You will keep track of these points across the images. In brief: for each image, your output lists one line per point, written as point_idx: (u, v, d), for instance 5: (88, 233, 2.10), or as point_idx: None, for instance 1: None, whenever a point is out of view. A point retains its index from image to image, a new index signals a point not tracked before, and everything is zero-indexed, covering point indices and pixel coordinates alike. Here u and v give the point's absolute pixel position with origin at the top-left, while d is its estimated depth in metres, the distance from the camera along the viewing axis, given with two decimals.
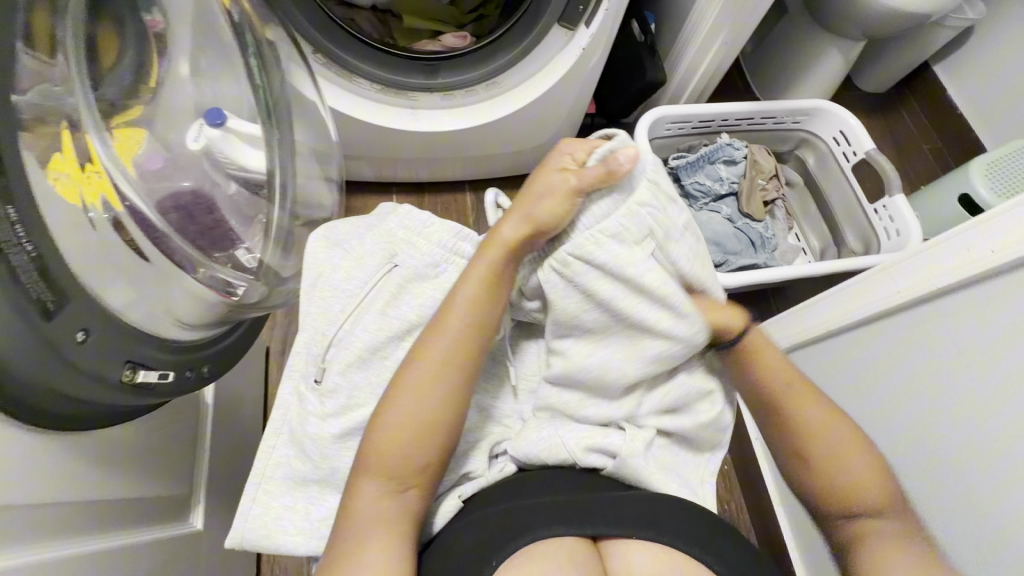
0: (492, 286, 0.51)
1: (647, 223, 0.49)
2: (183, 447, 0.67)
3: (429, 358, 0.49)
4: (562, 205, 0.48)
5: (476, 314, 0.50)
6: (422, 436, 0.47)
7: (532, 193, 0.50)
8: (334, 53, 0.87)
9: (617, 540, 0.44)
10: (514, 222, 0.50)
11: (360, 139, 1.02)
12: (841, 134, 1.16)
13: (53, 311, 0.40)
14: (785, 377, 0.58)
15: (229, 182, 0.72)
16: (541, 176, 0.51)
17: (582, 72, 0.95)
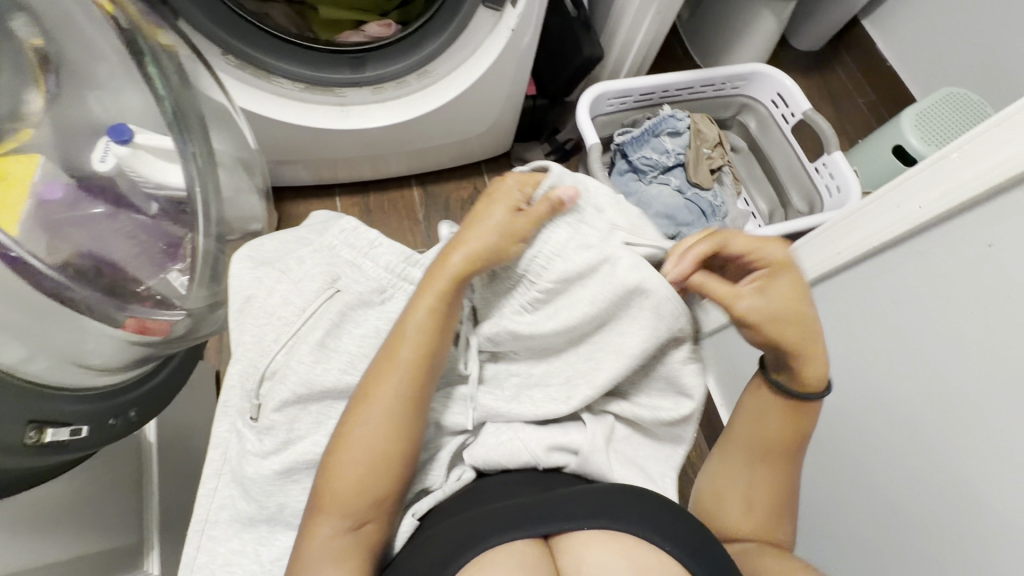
0: (440, 316, 0.49)
1: (606, 230, 0.51)
2: (125, 494, 0.63)
3: (379, 394, 0.47)
4: (510, 240, 0.49)
5: (425, 348, 0.48)
6: (378, 472, 0.46)
7: (478, 226, 0.50)
8: (245, 52, 0.81)
9: (567, 535, 0.42)
10: (461, 252, 0.49)
11: (289, 142, 0.96)
12: (778, 97, 1.18)
13: None
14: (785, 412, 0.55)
15: (149, 203, 0.68)
16: (485, 209, 0.50)
17: (514, 55, 0.91)
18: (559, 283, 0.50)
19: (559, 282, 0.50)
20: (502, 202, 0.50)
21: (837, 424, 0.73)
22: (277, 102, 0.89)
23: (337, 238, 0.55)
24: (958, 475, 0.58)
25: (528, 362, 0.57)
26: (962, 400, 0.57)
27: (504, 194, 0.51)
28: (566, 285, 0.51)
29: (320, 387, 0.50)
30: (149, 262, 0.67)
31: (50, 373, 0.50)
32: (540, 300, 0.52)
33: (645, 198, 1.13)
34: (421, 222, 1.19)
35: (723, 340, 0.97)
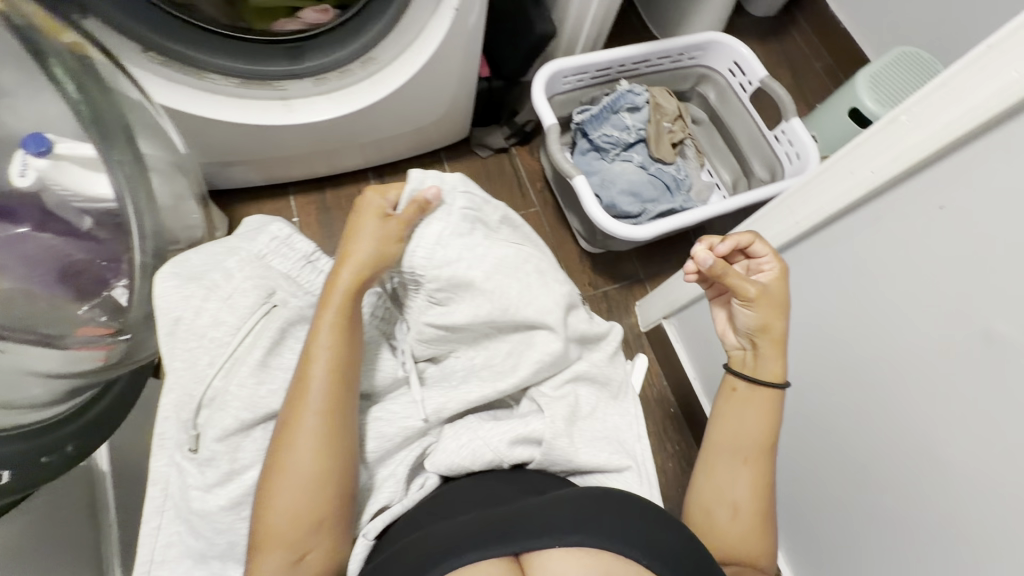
0: (346, 326, 0.50)
1: (461, 222, 0.55)
2: (74, 533, 0.59)
3: (299, 416, 0.46)
4: (392, 243, 0.52)
5: (336, 359, 0.48)
6: (316, 493, 0.45)
7: (355, 238, 0.53)
8: (167, 47, 0.74)
9: (543, 552, 0.39)
10: (350, 266, 0.52)
11: (229, 141, 0.90)
12: (735, 65, 1.17)
13: None
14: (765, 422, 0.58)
15: (82, 217, 0.65)
16: (357, 223, 0.53)
17: (461, 36, 0.86)
18: (450, 277, 0.53)
19: (448, 275, 0.53)
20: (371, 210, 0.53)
21: (805, 392, 0.74)
22: (211, 99, 0.83)
23: (267, 245, 0.55)
24: (925, 433, 0.60)
25: (467, 351, 0.59)
26: (921, 361, 0.58)
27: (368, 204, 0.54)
28: (457, 275, 0.53)
29: (267, 409, 0.48)
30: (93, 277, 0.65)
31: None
32: (439, 296, 0.54)
33: (609, 177, 1.12)
34: None
35: (691, 315, 0.97)
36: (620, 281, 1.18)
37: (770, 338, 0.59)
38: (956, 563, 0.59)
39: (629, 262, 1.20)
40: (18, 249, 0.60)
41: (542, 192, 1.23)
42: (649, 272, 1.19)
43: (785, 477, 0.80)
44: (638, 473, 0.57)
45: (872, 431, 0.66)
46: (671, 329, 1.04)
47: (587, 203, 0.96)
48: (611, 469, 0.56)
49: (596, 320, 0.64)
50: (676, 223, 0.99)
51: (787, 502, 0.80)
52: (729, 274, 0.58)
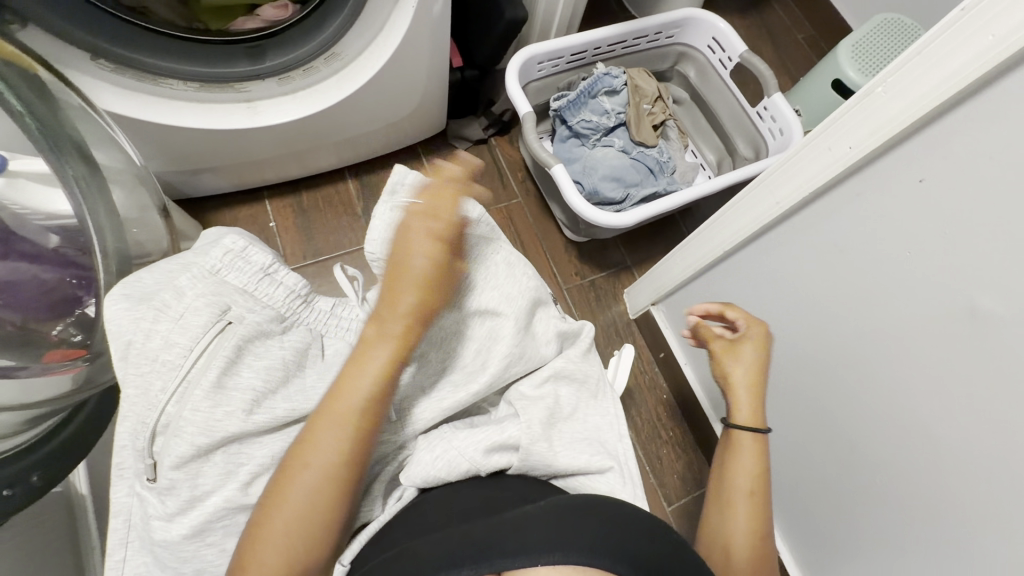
0: (381, 381, 0.47)
1: (440, 211, 0.64)
2: (55, 560, 0.58)
3: (321, 446, 0.45)
4: (443, 288, 0.49)
5: (364, 413, 0.47)
6: (308, 535, 0.44)
7: (408, 275, 0.48)
8: (117, 53, 0.71)
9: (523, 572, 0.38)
10: (410, 304, 0.48)
11: (195, 148, 0.88)
12: (714, 42, 1.14)
13: None
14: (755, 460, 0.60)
15: (47, 235, 0.63)
16: (411, 251, 0.48)
17: (425, 26, 0.83)
18: None
19: None
20: (436, 246, 0.48)
21: (793, 376, 0.73)
22: (170, 106, 0.80)
23: (220, 260, 0.54)
24: (914, 412, 0.59)
25: None
26: (906, 336, 0.57)
27: (432, 225, 0.49)
28: None
29: (224, 434, 0.47)
30: (66, 296, 0.65)
31: None
32: None
33: (591, 164, 1.09)
34: (362, 216, 1.13)
35: (678, 302, 0.96)
36: (607, 269, 1.16)
37: (734, 391, 0.63)
38: (946, 535, 0.59)
39: (616, 249, 1.18)
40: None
41: (524, 182, 1.21)
42: (636, 259, 1.18)
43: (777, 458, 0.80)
44: (620, 474, 0.56)
45: (865, 415, 0.65)
46: (659, 315, 1.02)
47: (567, 192, 0.94)
48: (592, 470, 0.56)
49: (568, 319, 0.65)
50: (660, 207, 0.97)
51: (783, 487, 0.80)
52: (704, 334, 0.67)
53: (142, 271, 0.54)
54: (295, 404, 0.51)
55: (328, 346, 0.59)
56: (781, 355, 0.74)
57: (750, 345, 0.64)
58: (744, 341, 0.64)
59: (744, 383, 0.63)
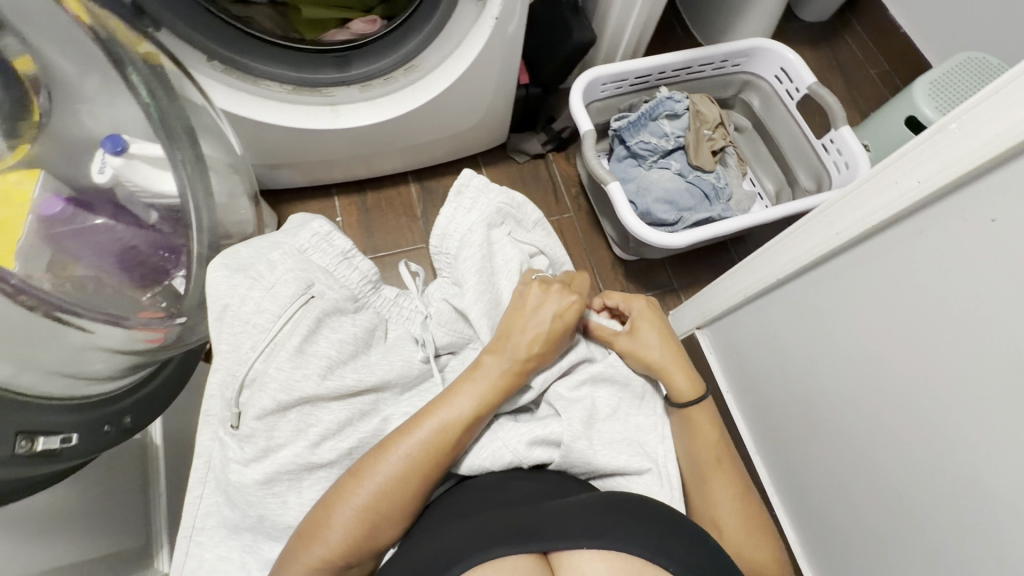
0: (483, 402, 0.54)
1: (495, 209, 0.70)
2: (133, 496, 0.64)
3: (411, 442, 0.50)
4: (553, 346, 0.59)
5: (462, 424, 0.52)
6: (374, 517, 0.48)
7: (532, 323, 0.59)
8: (229, 57, 0.80)
9: (565, 553, 0.40)
10: (520, 347, 0.57)
11: (282, 144, 0.96)
12: (782, 72, 1.14)
13: None
14: (711, 421, 0.60)
15: (149, 211, 0.73)
16: (539, 307, 0.60)
17: (501, 43, 0.89)
18: (479, 263, 0.66)
19: (476, 262, 0.65)
20: (559, 314, 0.60)
21: (842, 412, 0.71)
22: (265, 105, 0.89)
23: (308, 241, 0.60)
24: (973, 460, 0.56)
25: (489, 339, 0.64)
26: (968, 377, 0.55)
27: (566, 292, 0.62)
28: (482, 257, 0.66)
29: (300, 394, 0.51)
30: (159, 265, 0.73)
31: (68, 386, 0.54)
32: (459, 282, 0.65)
33: (646, 184, 1.11)
34: (420, 218, 1.19)
35: (724, 327, 0.94)
36: (653, 289, 1.17)
37: (657, 369, 0.63)
38: None
39: (663, 270, 1.19)
40: (93, 237, 0.68)
41: (577, 198, 1.24)
42: (683, 282, 1.19)
43: (821, 492, 0.77)
44: (658, 475, 0.57)
45: (918, 462, 0.62)
46: (704, 339, 1.00)
47: (620, 209, 0.96)
48: (630, 470, 0.57)
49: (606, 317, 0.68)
50: (711, 232, 0.97)
51: (823, 524, 0.78)
52: (598, 327, 0.66)
53: (238, 245, 0.61)
54: (361, 376, 0.55)
55: (391, 330, 0.64)
56: (830, 390, 0.72)
57: (646, 313, 0.67)
58: (637, 310, 0.67)
59: (663, 357, 0.63)
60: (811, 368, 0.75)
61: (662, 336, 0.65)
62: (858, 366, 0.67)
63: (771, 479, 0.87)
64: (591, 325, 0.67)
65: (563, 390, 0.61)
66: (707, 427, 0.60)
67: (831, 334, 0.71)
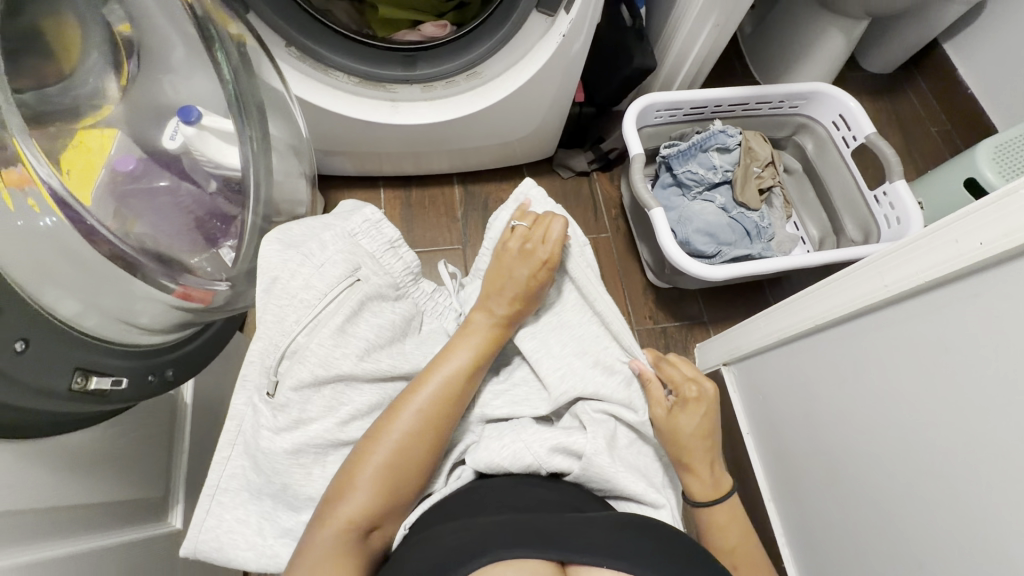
0: (478, 354, 0.59)
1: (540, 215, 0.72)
2: (160, 449, 0.67)
3: (419, 396, 0.54)
4: (531, 295, 0.64)
5: (463, 376, 0.57)
6: (395, 474, 0.51)
7: (512, 280, 0.63)
8: (306, 45, 0.84)
9: (584, 568, 0.40)
10: (505, 304, 0.62)
11: (340, 133, 1.00)
12: (840, 118, 1.12)
13: (20, 350, 0.44)
14: (718, 514, 0.61)
15: (209, 180, 0.76)
16: (516, 265, 0.64)
17: (563, 60, 0.91)
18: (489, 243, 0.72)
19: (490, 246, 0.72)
20: (534, 267, 0.64)
21: (868, 471, 0.68)
22: (330, 94, 0.93)
23: (359, 226, 0.62)
24: (1002, 543, 0.53)
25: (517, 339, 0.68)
26: (1005, 454, 0.53)
27: (545, 242, 0.65)
28: None
29: (337, 370, 0.54)
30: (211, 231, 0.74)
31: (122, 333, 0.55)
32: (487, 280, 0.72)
33: (687, 214, 1.11)
34: (459, 220, 1.21)
35: (752, 368, 0.92)
36: (681, 320, 1.16)
37: (675, 450, 0.61)
38: None
39: (694, 302, 1.18)
40: (155, 198, 0.71)
41: (616, 219, 1.24)
42: (713, 316, 1.17)
43: (835, 551, 0.74)
44: (672, 514, 0.57)
45: (944, 535, 0.59)
46: (729, 376, 0.98)
47: (661, 236, 0.96)
48: (647, 501, 0.57)
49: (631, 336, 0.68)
50: (747, 270, 0.96)
51: None
52: (648, 382, 0.64)
53: (292, 222, 0.62)
54: (394, 362, 0.58)
55: (425, 324, 0.67)
56: (855, 447, 0.70)
57: (702, 405, 0.63)
58: (694, 399, 0.63)
59: (688, 446, 0.61)
60: (842, 422, 0.72)
61: (699, 430, 0.62)
62: (891, 425, 0.65)
63: (783, 531, 0.85)
64: (641, 376, 0.65)
65: (587, 404, 0.61)
66: (713, 518, 0.61)
67: (867, 388, 0.68)
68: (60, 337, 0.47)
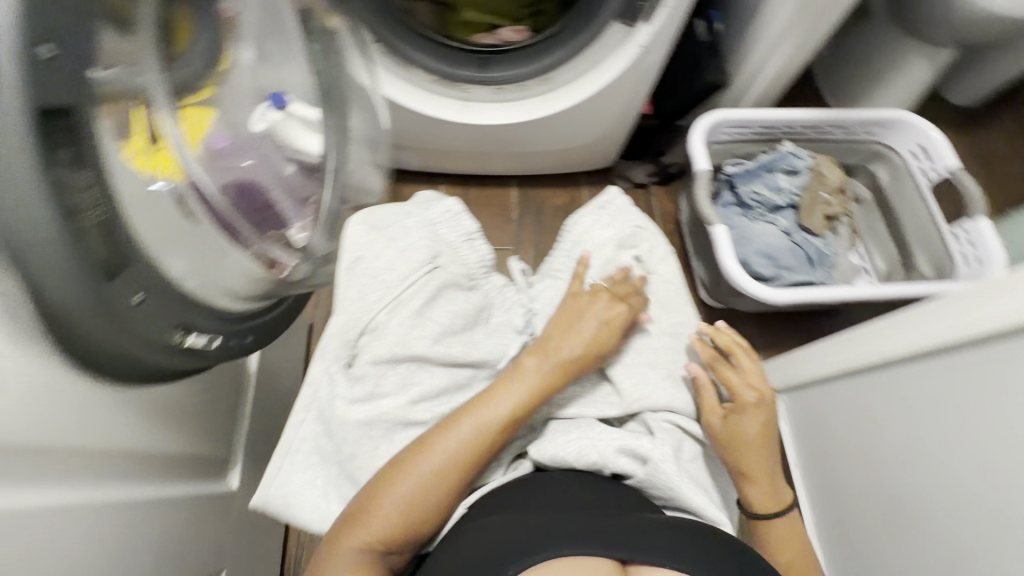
0: (522, 403, 0.58)
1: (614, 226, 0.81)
2: (223, 413, 0.70)
3: (451, 436, 0.54)
4: (592, 354, 0.64)
5: (505, 419, 0.56)
6: (414, 509, 0.51)
7: (575, 333, 0.64)
8: (391, 42, 0.88)
9: (643, 568, 0.41)
10: (563, 356, 0.62)
11: (412, 130, 1.04)
12: (919, 148, 1.08)
13: (144, 298, 0.42)
14: (779, 526, 0.60)
15: (287, 165, 0.75)
16: (584, 318, 0.66)
17: (637, 71, 0.93)
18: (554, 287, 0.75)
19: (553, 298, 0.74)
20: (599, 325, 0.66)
21: (928, 518, 0.65)
22: (407, 90, 0.96)
23: (440, 216, 0.70)
24: None
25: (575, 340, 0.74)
26: None
27: (613, 304, 0.69)
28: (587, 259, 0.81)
29: (413, 350, 0.60)
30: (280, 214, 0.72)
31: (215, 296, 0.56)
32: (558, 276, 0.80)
33: (747, 234, 1.08)
34: (514, 223, 1.23)
35: (806, 399, 0.89)
36: None
37: (732, 457, 0.62)
38: None
39: (745, 326, 1.15)
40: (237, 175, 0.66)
41: (671, 235, 1.23)
42: (765, 342, 1.14)
43: None
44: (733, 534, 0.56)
45: None
46: (780, 406, 0.95)
47: (721, 253, 0.95)
48: (707, 516, 0.56)
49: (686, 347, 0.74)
50: (810, 296, 0.93)
51: None
52: (702, 387, 0.67)
53: (376, 207, 0.69)
54: (466, 349, 0.63)
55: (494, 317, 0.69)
56: (916, 491, 0.67)
57: (764, 412, 0.64)
58: (754, 404, 0.64)
59: (745, 452, 0.62)
60: (903, 464, 0.69)
61: (756, 438, 0.62)
62: (958, 471, 0.62)
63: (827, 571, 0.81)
64: (697, 381, 0.67)
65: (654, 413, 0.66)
66: (773, 531, 0.60)
67: (934, 430, 0.65)
68: (173, 289, 0.46)
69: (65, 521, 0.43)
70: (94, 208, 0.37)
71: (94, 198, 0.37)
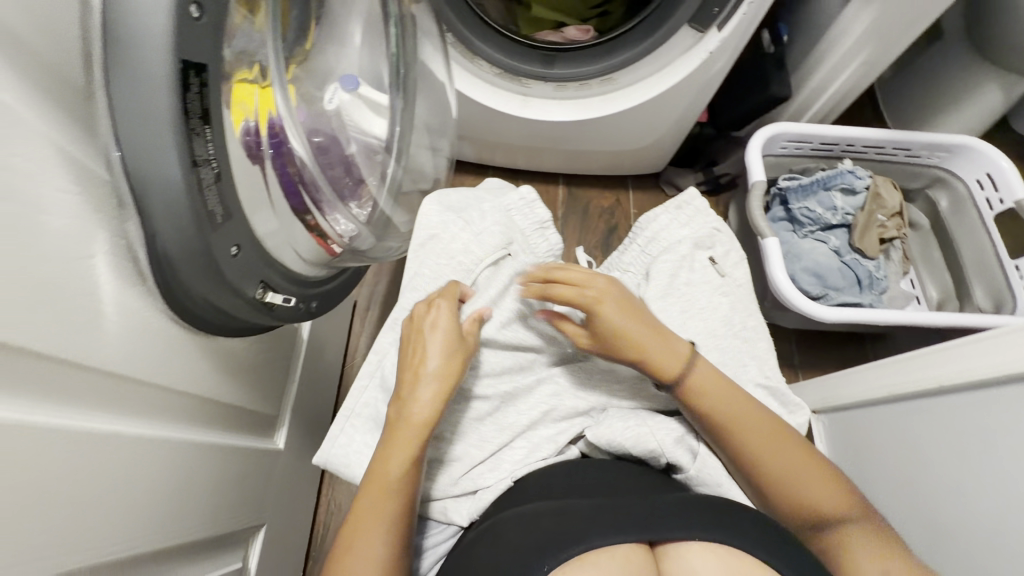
0: (409, 458, 0.55)
1: (683, 222, 0.82)
2: (277, 373, 0.73)
3: (368, 526, 0.53)
4: (456, 361, 0.60)
5: (402, 480, 0.54)
6: None
7: (427, 355, 0.59)
8: (463, 33, 0.90)
9: (677, 542, 0.43)
10: (424, 389, 0.57)
11: (473, 120, 1.06)
12: (987, 177, 1.03)
13: (236, 253, 0.45)
14: (730, 411, 0.61)
15: (349, 143, 0.76)
16: (431, 332, 0.61)
17: (700, 79, 0.93)
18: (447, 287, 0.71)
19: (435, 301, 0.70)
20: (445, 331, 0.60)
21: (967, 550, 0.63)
22: (472, 80, 0.98)
23: (516, 203, 0.76)
24: None
25: None
26: None
27: (436, 306, 0.63)
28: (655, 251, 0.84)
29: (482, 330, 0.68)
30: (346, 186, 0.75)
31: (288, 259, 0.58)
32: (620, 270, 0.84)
33: (795, 250, 1.07)
34: (559, 220, 1.24)
35: (846, 421, 0.87)
36: None
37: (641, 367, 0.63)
38: None
39: (784, 342, 1.14)
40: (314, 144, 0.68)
41: None
42: (804, 360, 1.12)
43: None
44: None
45: None
46: (817, 425, 0.93)
47: (771, 265, 0.94)
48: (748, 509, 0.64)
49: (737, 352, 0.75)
50: (859, 317, 0.91)
51: None
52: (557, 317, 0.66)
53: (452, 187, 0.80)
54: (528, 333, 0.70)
55: None
56: (955, 521, 0.65)
57: (610, 301, 0.63)
58: (598, 300, 0.63)
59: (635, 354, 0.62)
60: (946, 495, 0.67)
61: (627, 332, 0.62)
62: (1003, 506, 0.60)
63: None
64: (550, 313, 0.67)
65: None
66: (728, 416, 0.61)
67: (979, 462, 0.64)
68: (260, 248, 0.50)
69: (147, 452, 0.46)
70: (209, 160, 0.39)
71: (209, 157, 0.39)
